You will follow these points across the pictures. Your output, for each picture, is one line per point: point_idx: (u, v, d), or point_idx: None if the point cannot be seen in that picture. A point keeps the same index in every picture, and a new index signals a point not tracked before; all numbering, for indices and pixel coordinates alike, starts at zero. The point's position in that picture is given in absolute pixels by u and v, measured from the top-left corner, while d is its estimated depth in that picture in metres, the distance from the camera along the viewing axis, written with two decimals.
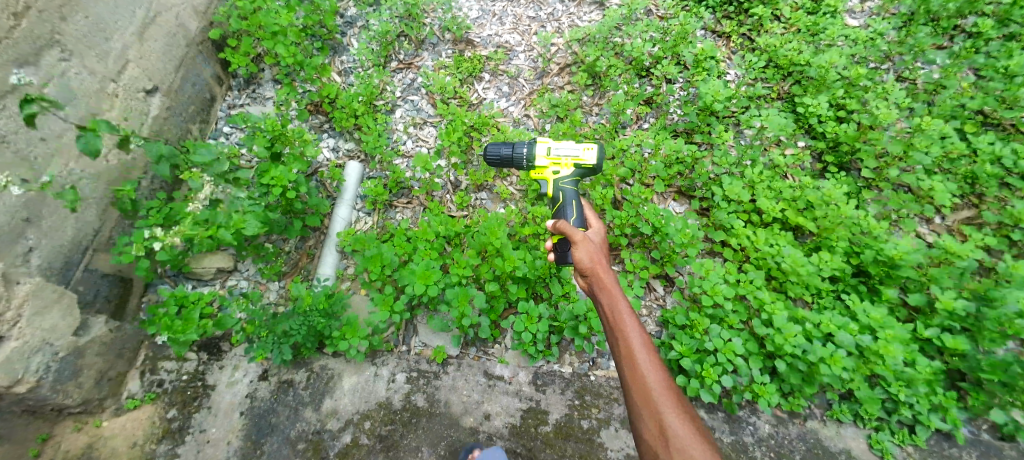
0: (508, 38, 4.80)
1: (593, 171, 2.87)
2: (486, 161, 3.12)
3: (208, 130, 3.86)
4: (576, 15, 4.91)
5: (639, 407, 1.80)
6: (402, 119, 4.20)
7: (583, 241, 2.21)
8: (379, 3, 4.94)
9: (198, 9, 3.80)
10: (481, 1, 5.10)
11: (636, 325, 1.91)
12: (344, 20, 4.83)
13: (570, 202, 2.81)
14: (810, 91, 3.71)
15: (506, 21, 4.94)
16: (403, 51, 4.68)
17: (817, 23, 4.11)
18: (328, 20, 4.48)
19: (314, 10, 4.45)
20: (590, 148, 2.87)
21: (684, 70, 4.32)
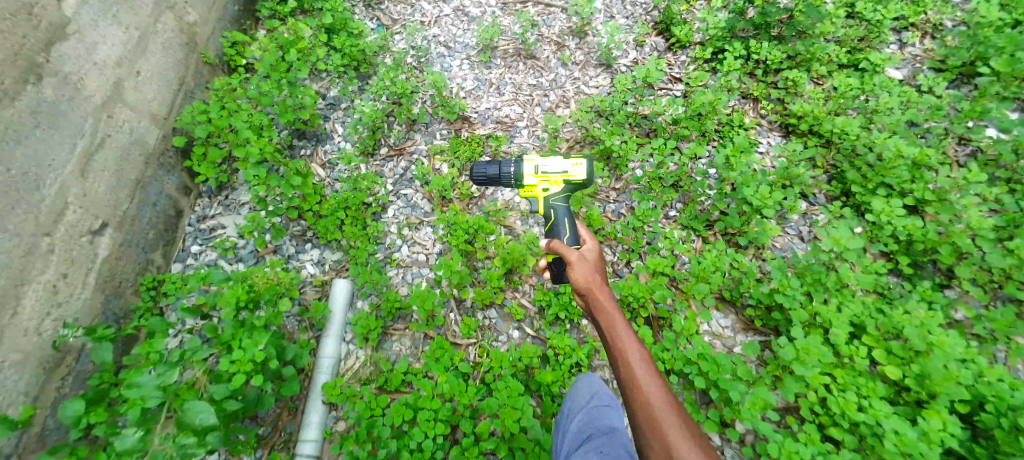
0: (508, 110, 4.36)
1: (582, 185, 2.96)
2: (473, 179, 3.19)
3: (174, 251, 3.37)
4: (582, 80, 4.50)
5: (644, 427, 1.74)
6: (395, 219, 3.71)
7: (578, 260, 2.32)
8: (366, 78, 4.59)
9: (155, 115, 3.36)
10: (476, 69, 4.68)
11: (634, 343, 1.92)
12: (326, 102, 4.41)
13: (563, 220, 2.92)
14: (867, 171, 3.16)
15: (505, 90, 4.51)
16: (394, 132, 4.23)
17: (861, 83, 3.60)
18: (307, 107, 4.05)
19: (292, 99, 4.05)
20: (579, 163, 2.96)
21: (709, 141, 3.85)
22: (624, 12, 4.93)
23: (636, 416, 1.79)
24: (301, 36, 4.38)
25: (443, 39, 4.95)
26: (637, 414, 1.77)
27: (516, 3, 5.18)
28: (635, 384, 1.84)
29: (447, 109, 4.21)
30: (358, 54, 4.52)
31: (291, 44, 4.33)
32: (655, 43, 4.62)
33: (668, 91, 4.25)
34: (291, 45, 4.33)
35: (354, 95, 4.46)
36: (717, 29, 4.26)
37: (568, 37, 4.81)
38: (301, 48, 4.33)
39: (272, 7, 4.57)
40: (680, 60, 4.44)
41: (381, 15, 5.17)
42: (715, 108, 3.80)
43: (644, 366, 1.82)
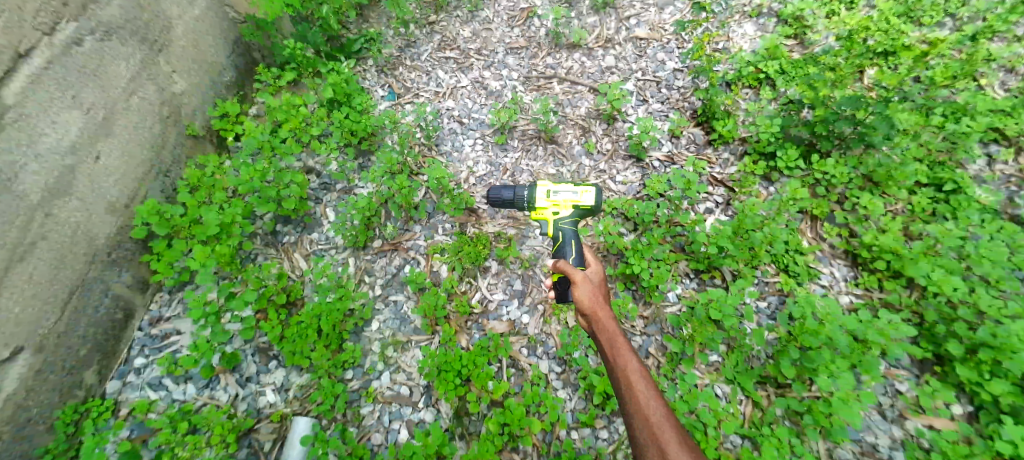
0: (522, 202, 3.82)
1: (589, 212, 3.11)
2: (486, 201, 3.31)
3: (114, 364, 2.83)
4: (608, 173, 4.02)
5: (646, 445, 2.01)
6: (379, 334, 3.14)
7: (583, 282, 2.50)
8: (369, 155, 4.19)
9: (116, 203, 2.89)
10: (491, 151, 4.25)
11: (637, 366, 2.14)
12: (320, 181, 3.96)
13: (569, 242, 3.00)
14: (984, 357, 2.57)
15: (521, 179, 4.05)
16: (391, 222, 3.74)
17: (955, 226, 3.08)
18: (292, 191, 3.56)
19: (280, 182, 3.61)
20: (588, 191, 3.11)
21: (761, 269, 3.28)
22: (657, 96, 4.50)
23: (638, 429, 2.05)
24: (302, 111, 4.02)
25: (457, 113, 4.55)
26: (640, 432, 2.03)
27: (540, 77, 4.78)
28: (636, 402, 2.09)
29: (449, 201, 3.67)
30: (366, 127, 4.06)
31: (286, 119, 3.95)
32: (692, 136, 4.16)
33: (708, 196, 3.74)
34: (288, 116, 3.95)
35: (351, 176, 4.02)
36: (767, 130, 3.72)
37: (593, 121, 4.36)
38: (296, 125, 3.93)
39: (269, 74, 4.18)
40: (722, 159, 3.98)
41: (395, 83, 4.85)
42: (766, 231, 3.25)
43: (646, 390, 2.05)
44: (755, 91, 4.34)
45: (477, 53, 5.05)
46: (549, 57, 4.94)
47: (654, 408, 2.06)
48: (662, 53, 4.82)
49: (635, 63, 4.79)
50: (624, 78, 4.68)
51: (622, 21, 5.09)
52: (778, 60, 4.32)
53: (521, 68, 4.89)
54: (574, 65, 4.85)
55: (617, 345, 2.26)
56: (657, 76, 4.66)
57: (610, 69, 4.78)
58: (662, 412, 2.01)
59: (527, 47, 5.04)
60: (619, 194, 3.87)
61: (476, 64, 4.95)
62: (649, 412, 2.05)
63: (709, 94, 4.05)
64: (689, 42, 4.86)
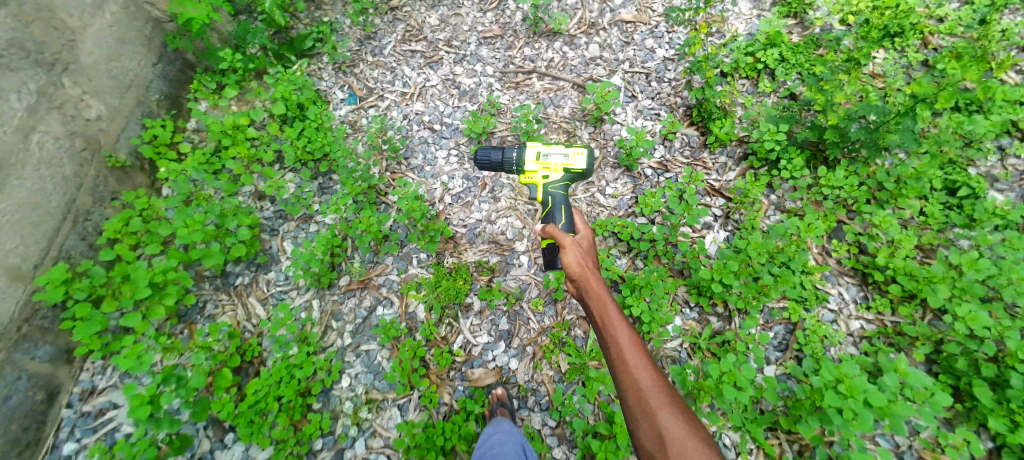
0: (504, 225, 3.52)
1: (579, 175, 3.11)
2: (476, 164, 3.30)
3: (41, 452, 2.61)
4: (595, 185, 3.62)
5: (636, 412, 1.84)
6: (351, 392, 2.83)
7: (569, 247, 2.38)
8: (330, 173, 3.71)
9: (13, 271, 2.57)
10: (466, 163, 3.81)
11: (626, 329, 1.98)
12: (272, 210, 3.50)
13: (560, 208, 3.00)
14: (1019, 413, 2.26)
15: (501, 194, 3.66)
16: (357, 256, 3.34)
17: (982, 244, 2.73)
18: (240, 231, 3.11)
19: (221, 221, 3.14)
20: (578, 153, 3.10)
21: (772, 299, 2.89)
22: (646, 91, 4.08)
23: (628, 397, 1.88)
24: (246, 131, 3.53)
25: (427, 118, 4.08)
26: (628, 398, 1.86)
27: (517, 72, 4.28)
28: (624, 366, 1.92)
29: (420, 233, 3.33)
30: (325, 147, 3.65)
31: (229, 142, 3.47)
32: (687, 138, 3.76)
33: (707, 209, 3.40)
34: (235, 135, 3.49)
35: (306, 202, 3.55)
36: (771, 136, 3.31)
37: (578, 123, 3.98)
38: (242, 150, 3.48)
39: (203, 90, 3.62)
40: (719, 163, 3.62)
41: (355, 83, 4.29)
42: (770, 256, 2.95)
43: (634, 352, 1.89)
44: (753, 82, 3.93)
45: (445, 44, 4.44)
46: (526, 47, 4.41)
47: (644, 372, 1.90)
48: (651, 39, 4.34)
49: (621, 53, 4.32)
50: (610, 72, 4.23)
51: (606, 1, 4.54)
52: (779, 46, 3.89)
53: (496, 61, 4.35)
54: (554, 56, 4.35)
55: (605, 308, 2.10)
56: (646, 67, 4.21)
57: (594, 60, 4.30)
58: (652, 376, 1.85)
59: (501, 36, 4.46)
60: (609, 210, 3.52)
61: (446, 58, 4.38)
62: (639, 377, 1.88)
63: (706, 93, 3.65)
64: (682, 25, 4.36)
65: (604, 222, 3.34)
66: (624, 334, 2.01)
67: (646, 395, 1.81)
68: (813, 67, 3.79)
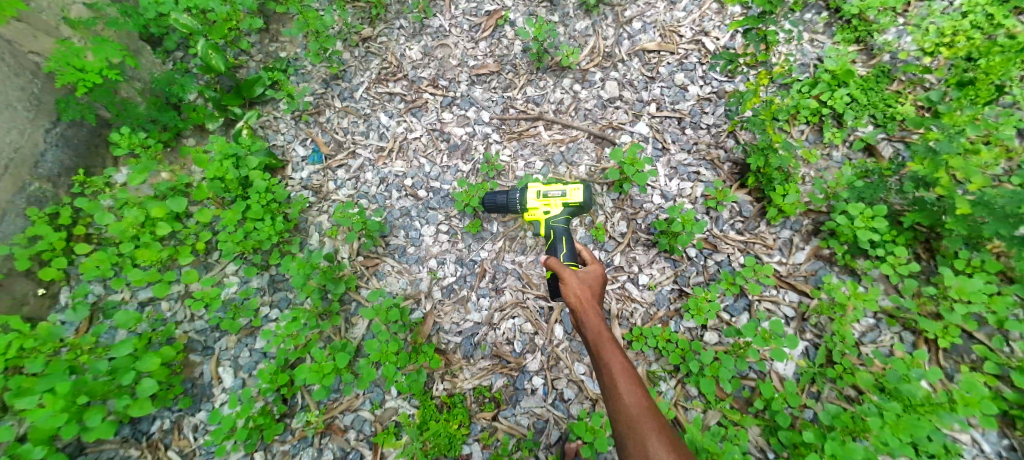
0: (511, 330, 2.75)
1: (579, 208, 2.72)
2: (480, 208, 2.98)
3: None
4: (624, 270, 2.88)
5: (624, 437, 1.79)
6: None
7: (568, 273, 2.31)
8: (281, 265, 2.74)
9: None
10: (460, 241, 3.02)
11: (618, 354, 1.93)
12: (200, 329, 2.61)
13: (561, 239, 2.65)
14: None
15: (506, 285, 2.88)
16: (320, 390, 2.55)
17: None
18: (142, 386, 2.09)
19: (110, 374, 2.10)
20: (578, 187, 2.71)
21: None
22: (677, 142, 3.28)
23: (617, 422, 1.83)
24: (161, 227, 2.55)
25: (410, 181, 3.25)
26: (617, 423, 1.82)
27: (519, 119, 3.49)
28: (614, 392, 1.87)
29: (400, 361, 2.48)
30: (271, 235, 2.73)
31: (134, 244, 2.53)
32: (738, 205, 2.95)
33: (773, 307, 2.61)
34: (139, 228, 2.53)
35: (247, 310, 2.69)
36: (864, 221, 2.44)
37: (597, 187, 3.19)
38: (150, 256, 2.50)
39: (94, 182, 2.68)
40: (782, 238, 2.81)
41: (318, 136, 3.38)
42: (916, 420, 1.94)
43: (624, 378, 1.83)
44: (816, 129, 3.13)
45: (429, 84, 3.58)
46: (529, 85, 3.60)
47: (635, 398, 1.84)
48: (681, 74, 3.50)
49: (645, 92, 3.49)
50: (634, 117, 3.42)
51: (622, 25, 3.68)
52: (848, 86, 3.05)
53: (493, 104, 3.54)
54: (563, 97, 3.54)
55: (600, 333, 2.04)
56: (678, 110, 3.38)
57: (613, 102, 3.49)
58: (642, 402, 1.78)
59: (498, 72, 3.62)
60: (645, 307, 2.74)
61: (431, 102, 3.53)
62: (629, 405, 1.82)
63: (765, 155, 2.78)
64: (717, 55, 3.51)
65: (641, 335, 2.56)
66: (616, 361, 1.95)
67: (634, 420, 1.75)
68: (886, 109, 3.00)
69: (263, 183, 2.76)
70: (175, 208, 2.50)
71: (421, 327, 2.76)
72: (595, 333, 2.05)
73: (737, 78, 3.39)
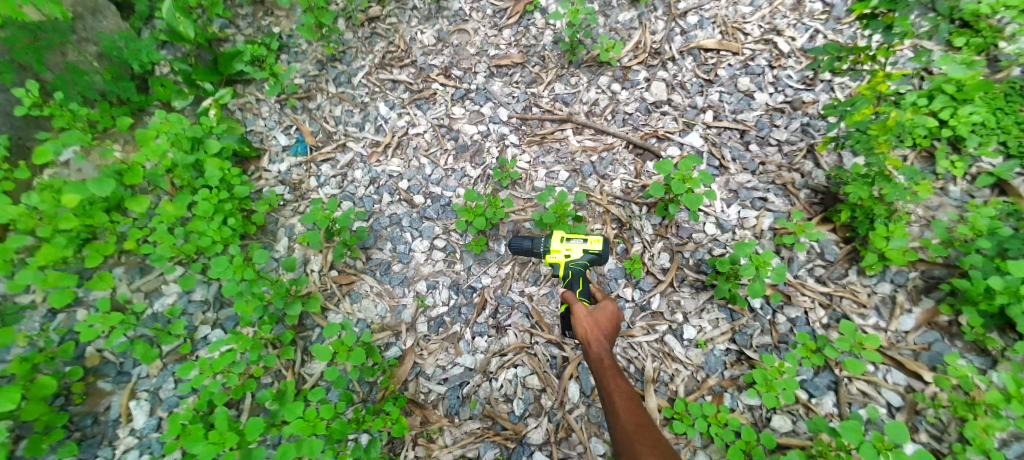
0: (513, 384, 2.12)
1: (599, 257, 2.11)
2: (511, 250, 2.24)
3: None
4: (664, 318, 2.24)
5: None
6: None
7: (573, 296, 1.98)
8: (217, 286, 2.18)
9: None
10: (457, 261, 2.44)
11: (621, 382, 1.63)
12: (121, 353, 2.03)
13: (579, 279, 2.07)
14: None
15: (511, 324, 2.27)
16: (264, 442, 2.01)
17: None
18: None
19: None
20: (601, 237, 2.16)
21: None
22: (737, 160, 2.64)
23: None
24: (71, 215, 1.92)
25: (405, 183, 2.69)
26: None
27: (543, 119, 2.90)
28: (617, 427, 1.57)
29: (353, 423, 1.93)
30: (217, 240, 2.13)
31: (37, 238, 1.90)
32: (820, 245, 2.28)
33: (870, 390, 1.92)
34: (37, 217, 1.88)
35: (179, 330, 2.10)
36: None
37: (635, 208, 2.56)
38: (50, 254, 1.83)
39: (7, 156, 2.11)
40: (880, 294, 2.13)
41: (305, 124, 2.85)
42: None
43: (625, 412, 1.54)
44: (925, 156, 2.36)
45: (440, 73, 3.03)
46: (557, 81, 3.01)
47: (641, 434, 1.52)
48: (745, 78, 2.85)
49: (699, 97, 2.86)
50: (684, 127, 2.79)
51: (675, 19, 3.05)
52: (975, 102, 2.20)
53: (514, 101, 2.96)
54: (599, 97, 2.94)
55: (603, 358, 1.74)
56: (741, 121, 2.74)
57: (659, 106, 2.87)
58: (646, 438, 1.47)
59: (523, 64, 3.05)
60: (691, 370, 2.09)
61: (441, 93, 2.98)
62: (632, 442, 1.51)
63: (871, 184, 2.03)
64: (792, 58, 2.83)
65: (687, 413, 1.92)
66: (621, 390, 1.65)
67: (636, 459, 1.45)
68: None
69: (217, 174, 2.17)
70: (97, 192, 1.85)
71: (396, 369, 2.16)
72: (598, 360, 1.74)
73: (819, 86, 2.72)
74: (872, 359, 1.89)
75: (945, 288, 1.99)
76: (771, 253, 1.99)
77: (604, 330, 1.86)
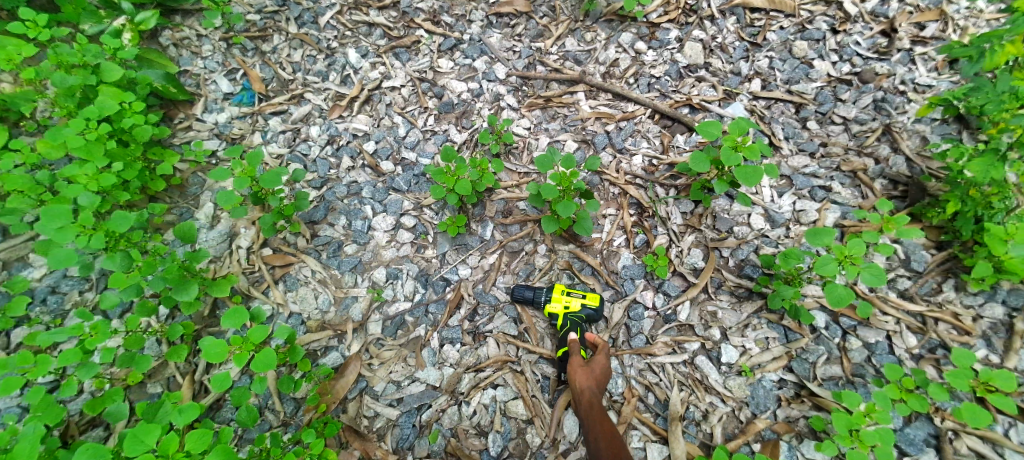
0: (490, 414, 1.57)
1: (596, 315, 1.66)
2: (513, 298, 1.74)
3: None
4: (695, 334, 1.70)
5: None
6: None
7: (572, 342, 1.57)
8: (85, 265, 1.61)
9: None
10: (429, 246, 1.89)
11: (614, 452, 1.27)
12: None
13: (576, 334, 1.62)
14: None
15: (495, 331, 1.73)
16: None
17: None
18: None
19: None
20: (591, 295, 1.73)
21: None
22: (792, 139, 2.10)
23: None
24: None
25: (371, 146, 2.15)
26: None
27: (549, 79, 2.35)
28: None
29: None
30: (88, 188, 1.54)
31: None
32: (905, 249, 1.74)
33: (988, 451, 1.39)
34: None
35: (41, 315, 1.55)
36: None
37: (660, 191, 2.01)
38: None
39: None
40: (988, 319, 1.59)
41: (255, 68, 2.31)
42: None
43: None
44: None
45: (427, 18, 2.48)
46: (569, 35, 2.47)
47: None
48: (801, 42, 2.30)
49: (744, 62, 2.31)
50: (725, 96, 2.25)
51: None
52: None
53: (514, 57, 2.42)
54: (620, 57, 2.39)
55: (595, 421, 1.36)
56: (797, 93, 2.20)
57: (694, 71, 2.32)
58: None
59: (528, 15, 2.50)
60: (732, 407, 1.56)
61: (426, 43, 2.43)
62: None
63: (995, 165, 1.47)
64: (860, 22, 2.29)
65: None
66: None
67: None
68: None
69: (111, 105, 1.63)
70: None
71: (332, 383, 1.61)
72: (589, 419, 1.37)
73: (895, 56, 2.18)
74: (1006, 407, 1.26)
75: None
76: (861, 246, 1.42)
77: (601, 386, 1.47)
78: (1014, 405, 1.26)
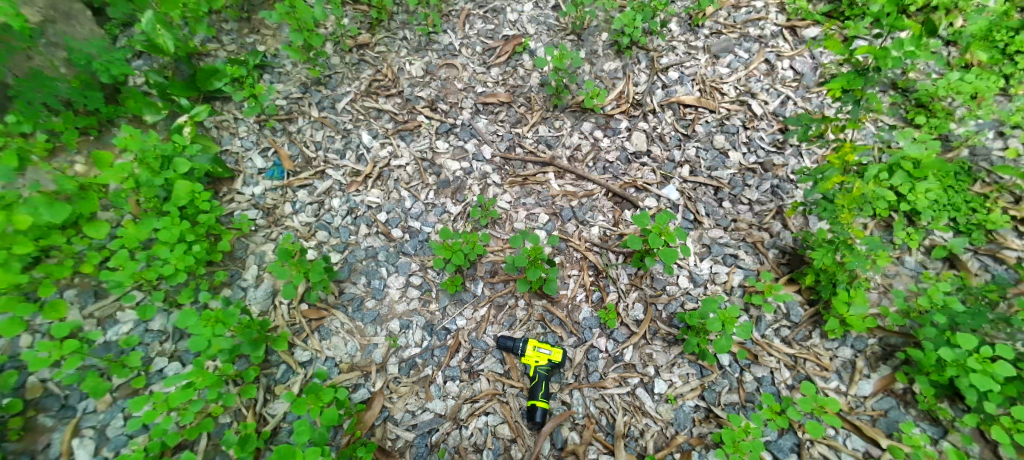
0: (483, 435, 2.08)
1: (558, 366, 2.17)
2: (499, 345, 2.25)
3: None
4: (636, 371, 2.27)
5: None
6: None
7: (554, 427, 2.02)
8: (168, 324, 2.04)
9: None
10: (432, 301, 2.40)
11: None
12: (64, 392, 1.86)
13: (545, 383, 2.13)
14: None
15: (484, 371, 2.24)
16: None
17: None
18: None
19: None
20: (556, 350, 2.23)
21: None
22: (712, 215, 2.74)
23: None
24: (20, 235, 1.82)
25: (383, 216, 2.65)
26: None
27: (526, 160, 2.93)
28: None
29: None
30: (177, 267, 2.01)
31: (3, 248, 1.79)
32: (787, 306, 2.37)
33: (830, 453, 2.01)
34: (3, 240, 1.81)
35: None
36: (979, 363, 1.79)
37: (612, 256, 2.59)
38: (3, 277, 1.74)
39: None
40: (840, 358, 2.22)
41: (284, 147, 2.78)
42: None
43: None
44: (884, 224, 2.49)
45: (426, 105, 3.02)
46: (542, 123, 3.06)
47: None
48: (721, 136, 2.98)
49: (678, 150, 2.96)
50: (663, 179, 2.88)
51: (657, 73, 3.15)
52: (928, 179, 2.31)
53: (498, 140, 2.99)
54: (582, 142, 3.00)
55: None
56: (716, 178, 2.85)
57: (640, 156, 2.95)
58: None
59: (509, 104, 3.09)
60: (661, 426, 2.12)
61: (425, 126, 2.97)
62: None
63: (835, 252, 2.12)
64: (764, 121, 2.97)
65: None
66: None
67: None
68: (971, 214, 2.36)
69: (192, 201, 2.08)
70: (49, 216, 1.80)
71: (362, 414, 2.08)
72: None
73: (788, 150, 2.87)
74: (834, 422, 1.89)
75: (901, 356, 2.11)
76: (739, 310, 2.04)
77: None
78: (837, 421, 1.89)
